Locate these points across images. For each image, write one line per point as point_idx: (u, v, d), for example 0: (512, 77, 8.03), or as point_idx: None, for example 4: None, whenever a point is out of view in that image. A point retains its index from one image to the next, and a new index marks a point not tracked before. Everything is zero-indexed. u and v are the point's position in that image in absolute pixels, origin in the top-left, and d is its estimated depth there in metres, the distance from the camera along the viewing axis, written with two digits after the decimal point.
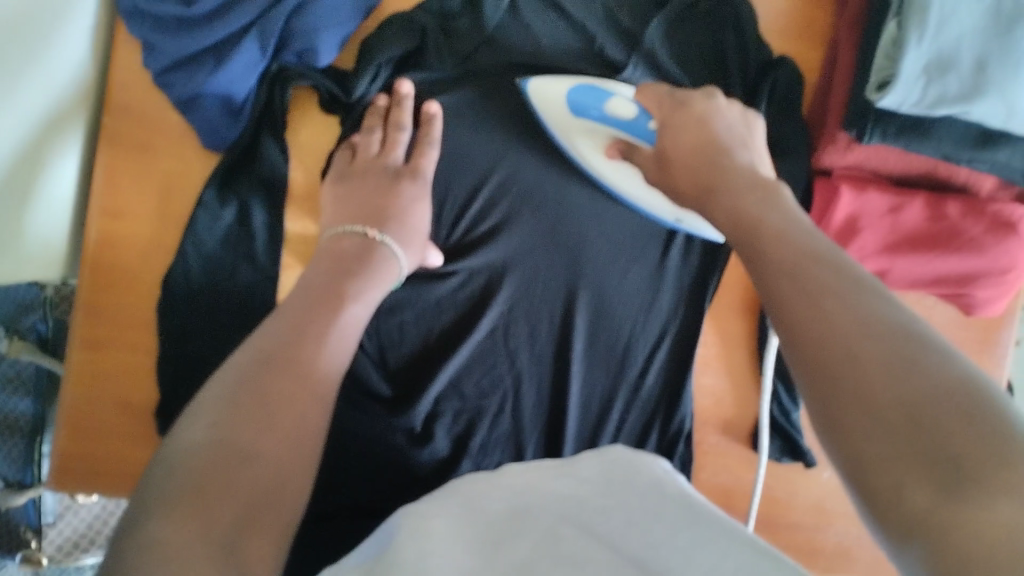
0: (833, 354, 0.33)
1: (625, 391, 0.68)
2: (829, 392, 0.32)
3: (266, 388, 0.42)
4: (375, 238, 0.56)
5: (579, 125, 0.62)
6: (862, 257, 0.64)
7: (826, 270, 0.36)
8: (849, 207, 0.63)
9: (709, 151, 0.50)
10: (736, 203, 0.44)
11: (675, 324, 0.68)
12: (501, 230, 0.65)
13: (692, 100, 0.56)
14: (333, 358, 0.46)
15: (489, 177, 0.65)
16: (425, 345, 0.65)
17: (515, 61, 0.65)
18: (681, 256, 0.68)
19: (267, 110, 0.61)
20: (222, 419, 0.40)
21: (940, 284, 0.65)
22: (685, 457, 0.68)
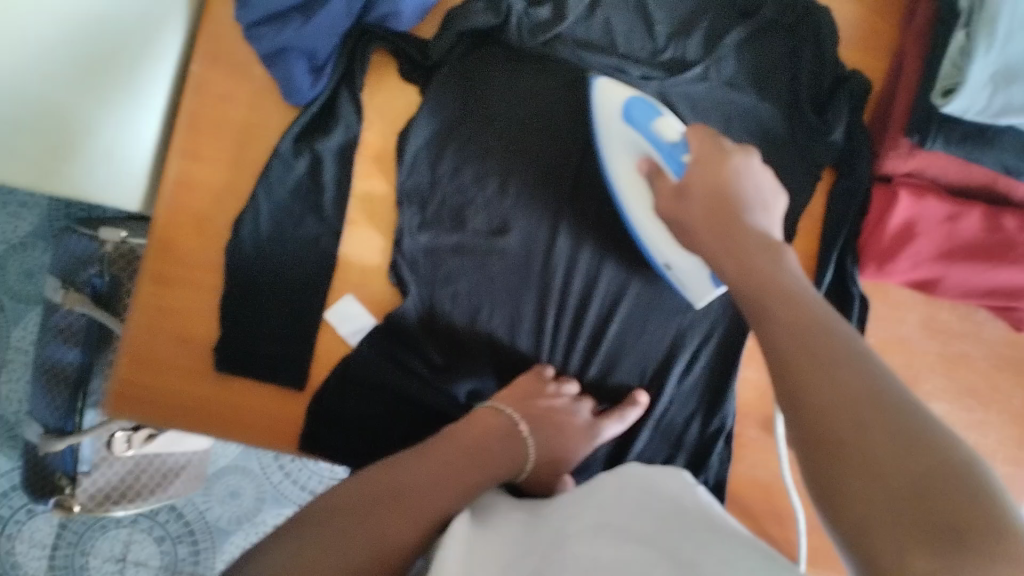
0: (813, 419, 0.37)
1: (670, 381, 0.68)
2: (824, 475, 0.35)
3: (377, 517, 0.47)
4: (504, 416, 0.60)
5: (618, 152, 0.62)
6: (916, 263, 0.65)
7: (816, 346, 0.39)
8: (905, 212, 0.64)
9: (721, 207, 0.51)
10: (743, 269, 0.46)
11: (723, 324, 0.69)
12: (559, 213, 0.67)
13: (726, 151, 0.53)
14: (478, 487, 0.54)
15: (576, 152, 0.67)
16: (474, 319, 0.66)
17: (605, 47, 0.67)
18: None
19: (348, 68, 0.64)
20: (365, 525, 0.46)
21: (991, 295, 0.65)
22: (722, 456, 0.69)
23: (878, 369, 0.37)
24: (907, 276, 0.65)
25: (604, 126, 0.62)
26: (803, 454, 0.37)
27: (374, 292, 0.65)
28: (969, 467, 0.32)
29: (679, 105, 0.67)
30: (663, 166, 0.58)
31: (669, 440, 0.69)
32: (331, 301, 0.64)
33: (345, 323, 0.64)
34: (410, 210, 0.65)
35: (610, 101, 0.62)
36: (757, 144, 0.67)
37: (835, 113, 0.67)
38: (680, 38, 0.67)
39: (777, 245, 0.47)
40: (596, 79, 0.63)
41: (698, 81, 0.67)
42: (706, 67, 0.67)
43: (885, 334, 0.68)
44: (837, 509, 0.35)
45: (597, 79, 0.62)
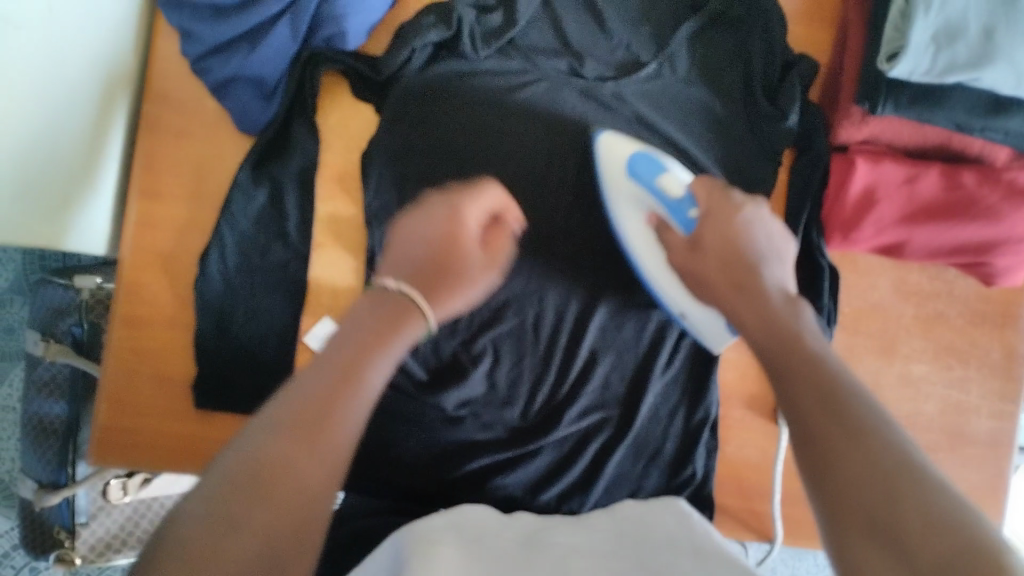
0: (838, 491, 0.36)
1: (654, 377, 0.68)
2: (847, 539, 0.35)
3: (424, 294, 0.51)
4: (464, 202, 0.58)
5: (623, 199, 0.62)
6: (880, 229, 0.65)
7: (840, 411, 0.39)
8: (864, 179, 0.65)
9: (737, 261, 0.51)
10: (761, 327, 0.47)
11: None
12: (526, 221, 0.67)
13: (740, 202, 0.55)
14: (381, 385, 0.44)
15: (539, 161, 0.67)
16: (455, 331, 0.65)
17: (564, 45, 0.68)
18: None
19: (298, 95, 0.63)
20: (367, 372, 0.42)
21: (959, 253, 0.65)
22: (709, 445, 0.69)
23: (903, 442, 0.37)
24: (872, 242, 0.66)
25: (609, 174, 0.63)
26: (823, 517, 0.37)
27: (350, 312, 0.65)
28: (1000, 541, 0.32)
29: (636, 103, 0.68)
30: (670, 221, 0.58)
31: (656, 435, 0.68)
32: (309, 325, 0.64)
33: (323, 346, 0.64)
34: (379, 228, 0.65)
35: (614, 153, 0.62)
36: (714, 137, 0.69)
37: (789, 98, 0.66)
38: (635, 42, 0.68)
39: (794, 298, 0.49)
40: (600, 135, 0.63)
41: (653, 78, 0.68)
42: (659, 65, 0.68)
43: (858, 302, 0.69)
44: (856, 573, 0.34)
45: (601, 135, 0.63)
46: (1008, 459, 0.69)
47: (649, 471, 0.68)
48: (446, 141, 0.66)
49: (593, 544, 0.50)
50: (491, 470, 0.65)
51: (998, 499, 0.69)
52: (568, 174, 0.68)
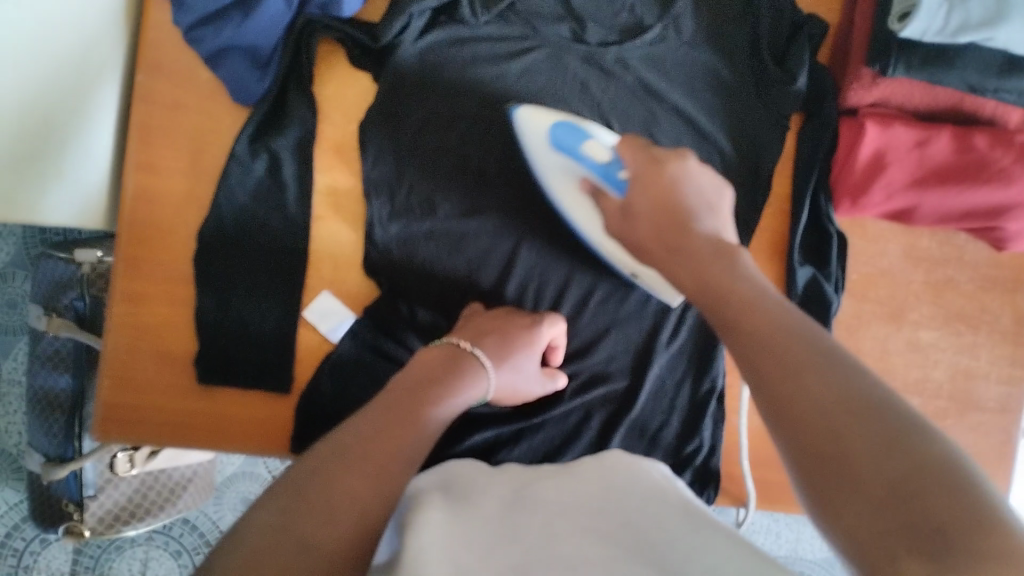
0: (797, 425, 0.34)
1: (658, 348, 0.68)
2: (819, 473, 0.33)
3: (489, 352, 0.58)
4: (523, 322, 0.62)
5: (554, 169, 0.60)
6: (889, 193, 0.64)
7: (795, 342, 0.37)
8: (873, 144, 0.63)
9: (674, 206, 0.49)
10: (701, 271, 0.44)
11: None
12: (531, 190, 0.66)
13: (662, 156, 0.51)
14: (434, 426, 0.50)
15: None
16: (453, 301, 0.65)
17: (569, 10, 0.66)
18: None
19: (294, 63, 0.62)
20: (429, 417, 0.50)
21: (971, 216, 0.64)
22: (717, 415, 0.69)
23: (866, 369, 0.35)
24: (881, 207, 0.65)
25: (536, 142, 0.60)
26: (789, 453, 0.34)
27: (352, 285, 0.65)
28: (970, 470, 0.30)
29: (640, 70, 0.67)
30: (602, 188, 0.55)
31: (661, 407, 0.68)
32: (310, 299, 0.64)
33: (324, 320, 0.64)
34: (380, 200, 0.64)
35: (541, 129, 0.59)
36: (720, 102, 0.67)
37: (797, 61, 0.65)
38: (638, 6, 0.66)
39: (733, 248, 0.45)
40: (516, 109, 0.61)
41: (657, 43, 0.66)
42: (663, 30, 0.66)
43: (866, 267, 0.68)
44: (832, 513, 0.32)
45: (517, 110, 0.60)
46: (1016, 424, 0.69)
47: (655, 445, 0.68)
48: (448, 108, 0.65)
49: (584, 492, 0.46)
50: (493, 442, 0.66)
51: (1005, 465, 0.69)
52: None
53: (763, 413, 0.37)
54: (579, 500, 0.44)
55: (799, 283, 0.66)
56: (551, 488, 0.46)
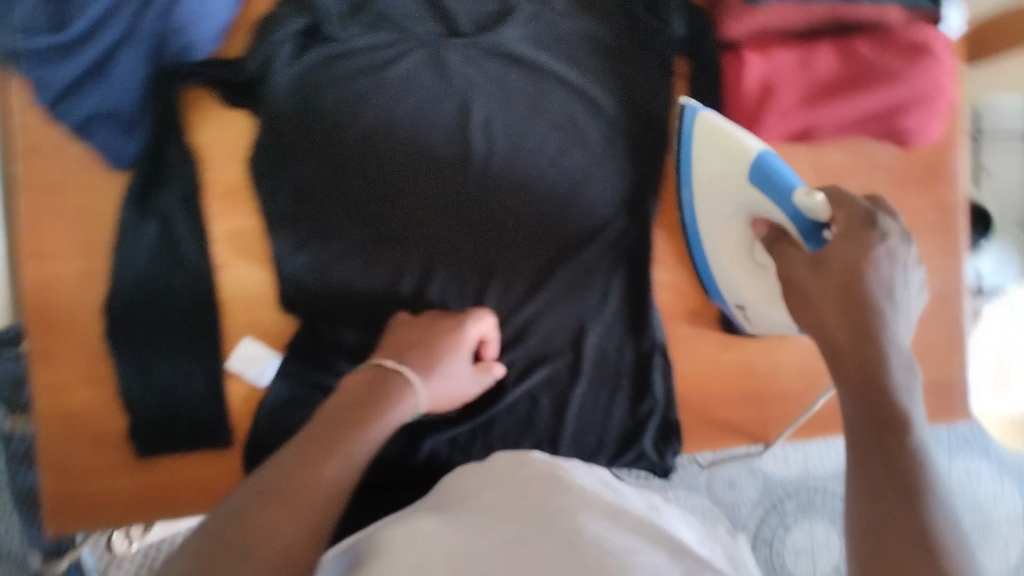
0: (888, 462, 0.40)
1: (591, 318, 0.68)
2: (877, 507, 0.39)
3: (415, 367, 0.58)
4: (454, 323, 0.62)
5: (716, 195, 0.61)
6: (784, 117, 0.63)
7: (885, 392, 0.42)
8: (760, 72, 0.62)
9: (855, 272, 0.46)
10: (856, 262, 0.46)
11: (619, 248, 0.68)
12: (434, 194, 0.65)
13: (875, 219, 0.48)
14: (369, 442, 0.50)
15: (436, 128, 0.65)
16: (376, 320, 0.64)
17: (435, 5, 0.64)
18: (611, 178, 0.67)
19: (165, 117, 0.61)
20: (357, 445, 0.49)
21: (869, 122, 0.64)
22: (665, 367, 0.69)
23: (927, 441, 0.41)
24: (781, 133, 0.64)
25: (695, 164, 0.62)
26: (857, 479, 0.40)
27: (271, 324, 0.64)
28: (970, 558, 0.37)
29: (517, 49, 0.65)
30: (796, 235, 0.53)
31: (608, 373, 0.69)
32: (231, 350, 0.62)
33: (250, 367, 0.63)
34: (283, 234, 0.63)
35: (724, 153, 0.59)
36: (603, 64, 0.66)
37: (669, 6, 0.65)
38: None
39: (884, 243, 0.47)
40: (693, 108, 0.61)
41: (529, 19, 0.65)
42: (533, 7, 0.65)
43: None
44: (864, 544, 0.38)
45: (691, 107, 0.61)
46: (959, 313, 0.69)
47: (611, 408, 0.69)
48: (331, 129, 0.63)
49: (535, 492, 0.50)
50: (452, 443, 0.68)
51: (958, 354, 0.69)
52: (455, 141, 0.65)
53: (852, 429, 0.42)
54: (529, 499, 0.49)
55: None
56: (502, 491, 0.51)
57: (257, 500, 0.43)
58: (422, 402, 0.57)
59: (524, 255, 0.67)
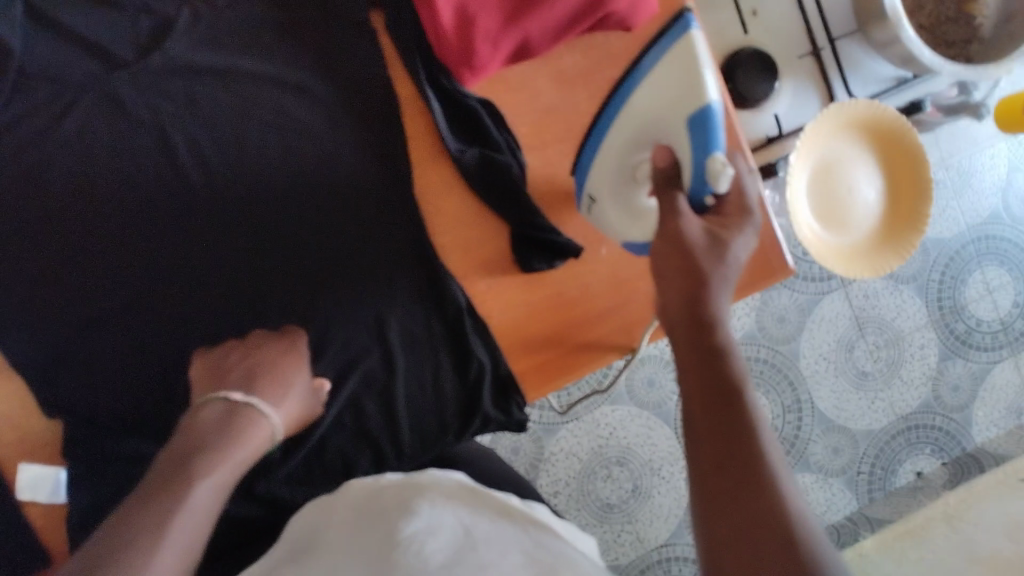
0: (731, 455, 0.40)
1: (385, 304, 0.63)
2: (712, 473, 0.40)
3: (263, 396, 0.53)
4: (265, 354, 0.55)
5: (642, 117, 0.54)
6: (495, 41, 0.59)
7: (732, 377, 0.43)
8: (452, 3, 0.58)
9: (733, 224, 0.48)
10: (710, 232, 0.47)
11: (388, 227, 0.63)
12: (170, 239, 0.60)
13: (749, 210, 0.49)
14: (207, 499, 0.47)
15: (144, 170, 0.60)
16: (156, 386, 0.60)
17: (88, 44, 0.59)
18: (351, 158, 0.62)
19: None
20: (194, 494, 0.46)
21: (579, 20, 0.59)
22: (479, 327, 0.63)
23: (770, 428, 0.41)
24: (499, 58, 0.60)
25: (651, 78, 0.53)
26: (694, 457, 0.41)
27: (42, 435, 0.58)
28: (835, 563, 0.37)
29: (197, 58, 0.60)
30: (686, 183, 0.50)
31: (423, 352, 0.64)
32: (14, 479, 0.57)
33: (38, 490, 0.57)
34: (18, 334, 0.58)
35: (676, 88, 0.51)
36: (297, 46, 0.61)
37: None
38: None
39: (749, 223, 0.49)
40: (692, 23, 0.52)
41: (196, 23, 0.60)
42: (193, 11, 0.60)
43: (530, 116, 0.64)
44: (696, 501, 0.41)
45: (692, 22, 0.52)
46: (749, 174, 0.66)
47: (440, 386, 0.64)
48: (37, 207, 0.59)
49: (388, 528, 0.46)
50: (295, 482, 0.64)
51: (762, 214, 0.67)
52: (169, 176, 0.60)
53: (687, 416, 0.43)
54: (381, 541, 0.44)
55: (471, 166, 0.62)
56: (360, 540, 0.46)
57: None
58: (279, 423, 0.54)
59: (289, 266, 0.62)
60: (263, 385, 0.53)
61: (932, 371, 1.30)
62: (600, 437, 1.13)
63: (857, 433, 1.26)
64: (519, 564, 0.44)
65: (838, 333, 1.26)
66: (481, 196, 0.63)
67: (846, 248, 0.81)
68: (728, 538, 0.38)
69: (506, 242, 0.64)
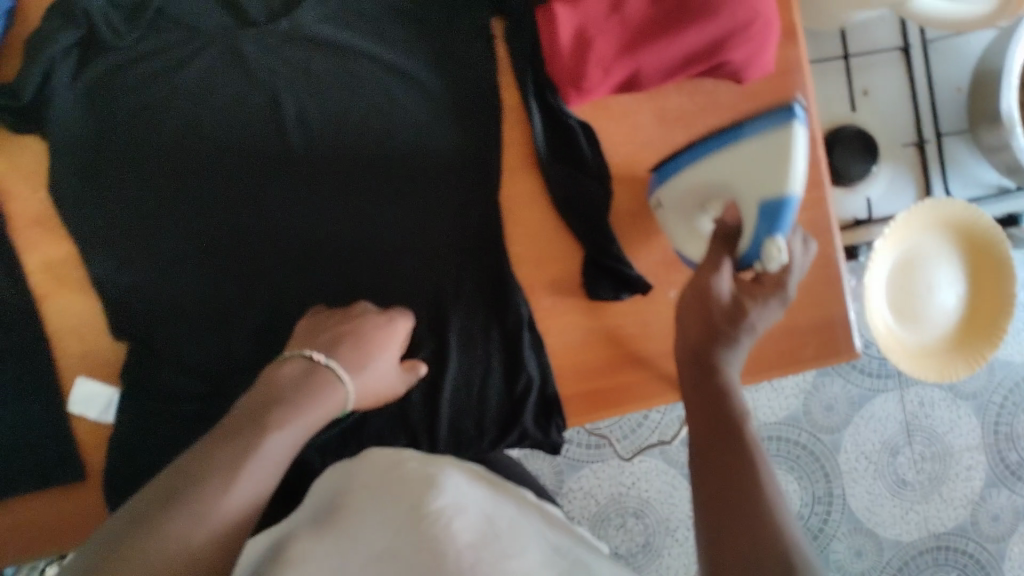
0: (734, 480, 0.43)
1: (450, 301, 0.64)
2: (714, 503, 0.43)
3: (345, 362, 0.53)
4: (361, 327, 0.56)
5: (718, 172, 0.55)
6: (607, 68, 0.59)
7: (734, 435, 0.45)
8: (571, 23, 0.59)
9: (765, 294, 0.52)
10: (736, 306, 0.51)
11: (467, 227, 0.64)
12: (260, 196, 0.62)
13: (787, 290, 0.52)
14: (285, 448, 0.45)
15: (249, 126, 0.62)
16: (216, 333, 0.61)
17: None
18: (446, 153, 0.63)
19: None
20: (268, 441, 0.44)
21: (694, 61, 0.60)
22: (535, 345, 0.64)
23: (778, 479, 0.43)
24: (607, 85, 0.60)
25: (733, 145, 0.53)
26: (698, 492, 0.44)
27: (104, 356, 0.61)
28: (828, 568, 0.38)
29: (320, 30, 0.61)
30: (742, 246, 0.53)
31: (476, 359, 0.64)
32: (70, 391, 0.60)
33: (91, 407, 0.60)
34: (101, 259, 0.59)
35: (761, 167, 0.51)
36: (418, 37, 0.63)
37: None
38: None
39: (781, 300, 0.52)
40: (797, 113, 0.50)
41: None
42: None
43: (626, 148, 0.64)
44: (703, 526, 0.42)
45: (799, 111, 0.50)
46: (833, 247, 0.65)
47: (486, 395, 0.65)
48: (142, 140, 0.61)
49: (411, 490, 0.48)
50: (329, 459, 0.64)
51: (836, 293, 0.66)
52: (271, 135, 0.62)
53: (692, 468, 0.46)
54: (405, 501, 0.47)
55: (558, 184, 0.63)
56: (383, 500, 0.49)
57: (160, 512, 0.38)
58: (354, 391, 0.53)
59: (365, 245, 0.63)
60: (345, 348, 0.54)
61: (975, 496, 1.24)
62: (622, 485, 1.12)
63: (884, 540, 1.22)
64: (542, 560, 0.43)
65: (884, 434, 1.23)
66: (565, 215, 0.64)
67: (911, 345, 0.79)
68: (727, 548, 0.40)
69: (579, 267, 0.65)
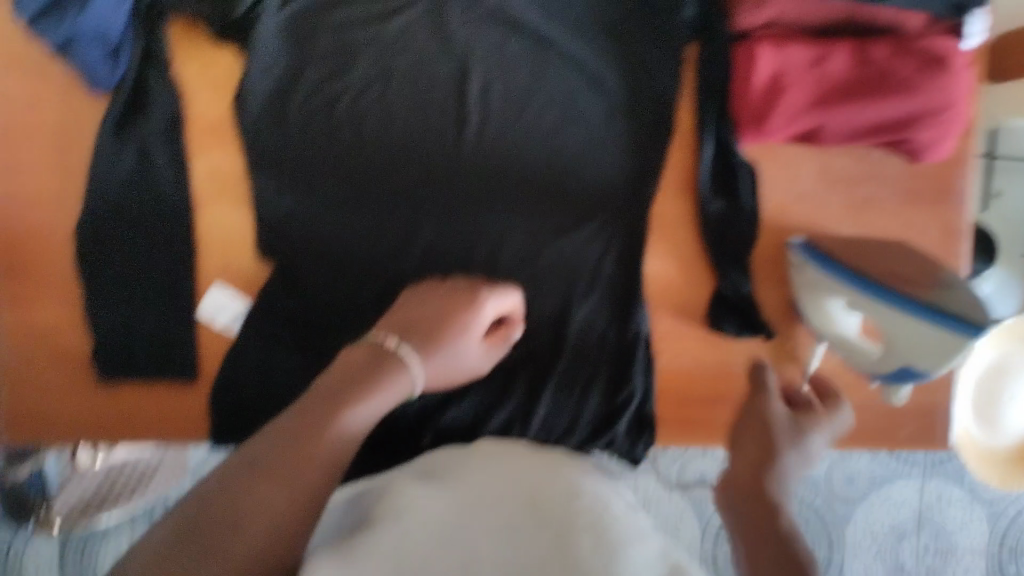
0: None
1: (577, 300, 0.65)
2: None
3: (413, 345, 0.53)
4: (452, 305, 0.57)
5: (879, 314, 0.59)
6: (793, 117, 0.61)
7: None
8: (771, 65, 0.61)
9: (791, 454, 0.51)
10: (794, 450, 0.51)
11: (612, 235, 0.65)
12: (426, 156, 0.63)
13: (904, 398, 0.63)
14: (367, 419, 0.46)
15: (434, 88, 0.63)
16: (352, 277, 0.62)
17: None
18: (611, 160, 0.64)
19: (149, 46, 0.60)
20: (347, 416, 0.45)
21: (878, 132, 0.62)
22: (647, 361, 0.65)
23: None
24: (787, 133, 0.62)
25: (917, 322, 0.56)
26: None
27: (240, 272, 0.62)
28: None
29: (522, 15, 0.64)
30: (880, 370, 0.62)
31: (586, 359, 0.65)
32: (202, 296, 0.62)
33: (220, 315, 0.62)
34: (264, 178, 0.61)
35: (929, 351, 0.57)
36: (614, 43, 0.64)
37: None
38: None
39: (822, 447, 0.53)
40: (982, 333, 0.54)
41: None
42: None
43: (783, 196, 0.65)
44: None
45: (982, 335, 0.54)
46: None
47: (586, 396, 0.65)
48: (330, 76, 0.62)
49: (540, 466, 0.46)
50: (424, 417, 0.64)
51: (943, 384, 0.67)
52: (451, 102, 0.63)
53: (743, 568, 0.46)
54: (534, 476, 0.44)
55: (711, 216, 0.64)
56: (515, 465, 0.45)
57: (250, 480, 0.41)
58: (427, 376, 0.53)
59: (511, 228, 0.64)
60: (414, 336, 0.54)
61: None
62: None
63: None
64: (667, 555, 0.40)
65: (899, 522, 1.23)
66: (709, 246, 0.65)
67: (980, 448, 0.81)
68: None
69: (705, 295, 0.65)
